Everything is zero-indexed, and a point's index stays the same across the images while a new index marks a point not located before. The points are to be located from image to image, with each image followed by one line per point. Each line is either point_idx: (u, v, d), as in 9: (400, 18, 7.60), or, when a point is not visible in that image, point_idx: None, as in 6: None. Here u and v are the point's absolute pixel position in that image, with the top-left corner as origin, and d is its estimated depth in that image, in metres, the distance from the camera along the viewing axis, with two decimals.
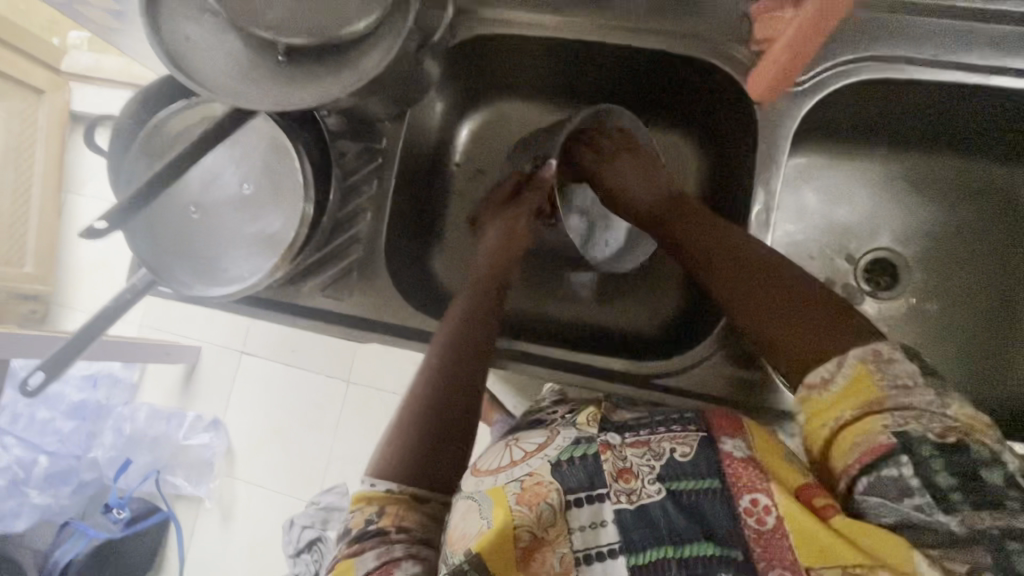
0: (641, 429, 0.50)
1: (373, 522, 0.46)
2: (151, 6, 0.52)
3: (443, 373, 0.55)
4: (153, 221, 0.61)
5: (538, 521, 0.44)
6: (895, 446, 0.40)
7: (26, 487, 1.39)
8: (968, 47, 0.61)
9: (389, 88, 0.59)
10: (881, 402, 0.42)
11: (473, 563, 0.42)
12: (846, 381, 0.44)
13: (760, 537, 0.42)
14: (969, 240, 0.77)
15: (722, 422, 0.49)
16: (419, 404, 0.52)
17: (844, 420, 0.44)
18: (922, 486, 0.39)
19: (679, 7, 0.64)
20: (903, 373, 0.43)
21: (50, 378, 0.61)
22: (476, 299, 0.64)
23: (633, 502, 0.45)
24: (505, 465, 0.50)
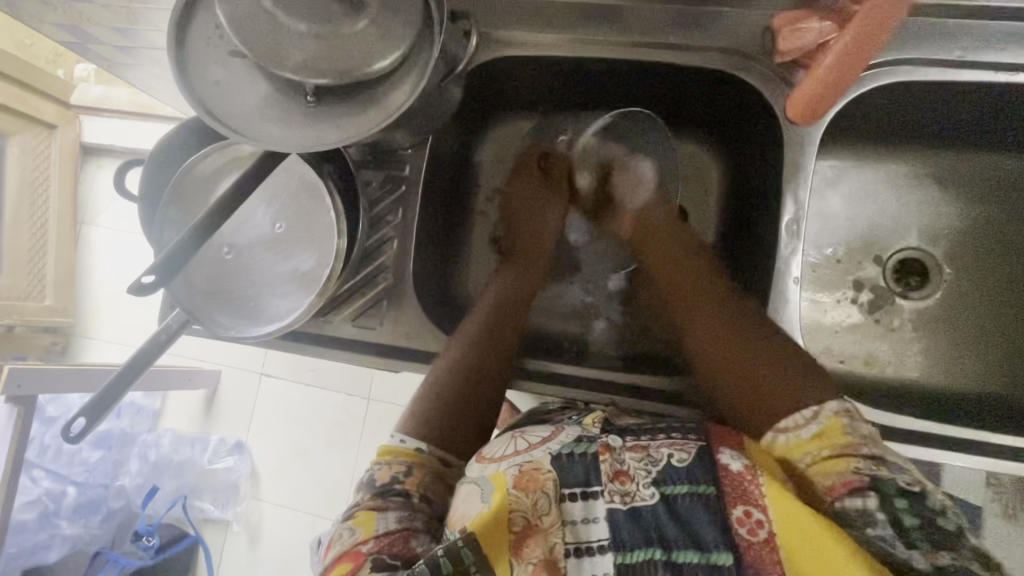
0: (642, 434, 0.49)
1: (399, 480, 0.51)
2: (180, 53, 0.53)
3: (475, 359, 0.63)
4: (189, 267, 0.62)
5: (533, 507, 0.43)
6: (867, 483, 0.41)
7: (57, 518, 1.39)
8: (996, 44, 0.60)
9: (411, 118, 0.60)
10: (855, 447, 0.44)
11: (465, 539, 0.41)
12: (822, 423, 0.47)
13: (751, 548, 0.40)
14: (1000, 237, 0.76)
15: (722, 434, 0.47)
16: (452, 384, 0.61)
17: (816, 457, 0.45)
18: (886, 520, 0.40)
19: (696, 20, 0.63)
20: (866, 431, 0.45)
21: (89, 424, 0.60)
22: (502, 303, 0.70)
23: (626, 504, 0.44)
24: (509, 455, 0.48)
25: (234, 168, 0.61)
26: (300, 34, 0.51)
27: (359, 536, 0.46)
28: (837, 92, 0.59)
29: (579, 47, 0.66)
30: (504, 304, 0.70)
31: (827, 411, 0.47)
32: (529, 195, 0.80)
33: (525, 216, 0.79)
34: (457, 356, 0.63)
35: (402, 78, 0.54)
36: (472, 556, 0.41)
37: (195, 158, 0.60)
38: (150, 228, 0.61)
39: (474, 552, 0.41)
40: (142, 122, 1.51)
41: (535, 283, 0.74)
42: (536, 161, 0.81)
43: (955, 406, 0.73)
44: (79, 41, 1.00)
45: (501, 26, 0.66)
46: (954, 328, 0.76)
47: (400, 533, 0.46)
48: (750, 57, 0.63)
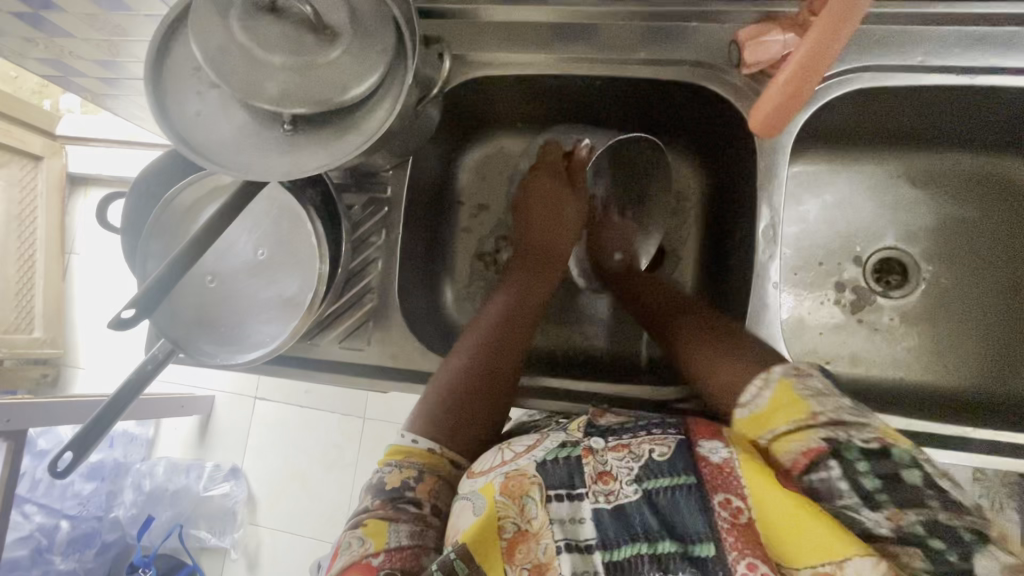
0: (622, 431, 0.48)
1: (411, 486, 0.51)
2: (157, 91, 0.53)
3: (485, 354, 0.61)
4: (174, 297, 0.63)
5: (522, 513, 0.44)
6: (825, 450, 0.41)
7: (49, 555, 1.35)
8: (957, 49, 0.62)
9: (389, 142, 0.60)
10: (813, 417, 0.43)
11: (459, 552, 0.43)
12: (775, 398, 0.45)
13: (733, 528, 0.40)
14: (973, 233, 0.78)
15: (701, 427, 0.46)
16: (462, 376, 0.59)
17: (779, 434, 0.44)
18: (849, 487, 0.39)
19: (665, 36, 0.65)
20: (830, 398, 0.44)
21: (78, 458, 0.59)
22: (512, 311, 0.67)
23: (611, 502, 0.44)
24: (497, 465, 0.48)
25: (214, 198, 0.62)
26: (275, 67, 0.52)
27: (370, 548, 0.46)
28: (799, 103, 0.58)
29: (552, 65, 0.67)
30: (513, 309, 0.67)
31: (774, 376, 0.47)
32: (540, 195, 0.78)
33: (539, 221, 0.77)
34: (468, 355, 0.61)
35: (377, 102, 0.55)
36: (464, 566, 0.42)
37: (175, 191, 0.61)
38: (135, 259, 0.62)
39: (466, 560, 0.43)
40: (127, 151, 1.51)
41: (545, 289, 0.72)
42: (546, 168, 0.79)
43: (940, 402, 0.74)
44: (64, 75, 1.01)
45: (475, 49, 0.68)
46: (937, 325, 0.77)
47: (412, 550, 0.46)
48: (718, 69, 0.64)
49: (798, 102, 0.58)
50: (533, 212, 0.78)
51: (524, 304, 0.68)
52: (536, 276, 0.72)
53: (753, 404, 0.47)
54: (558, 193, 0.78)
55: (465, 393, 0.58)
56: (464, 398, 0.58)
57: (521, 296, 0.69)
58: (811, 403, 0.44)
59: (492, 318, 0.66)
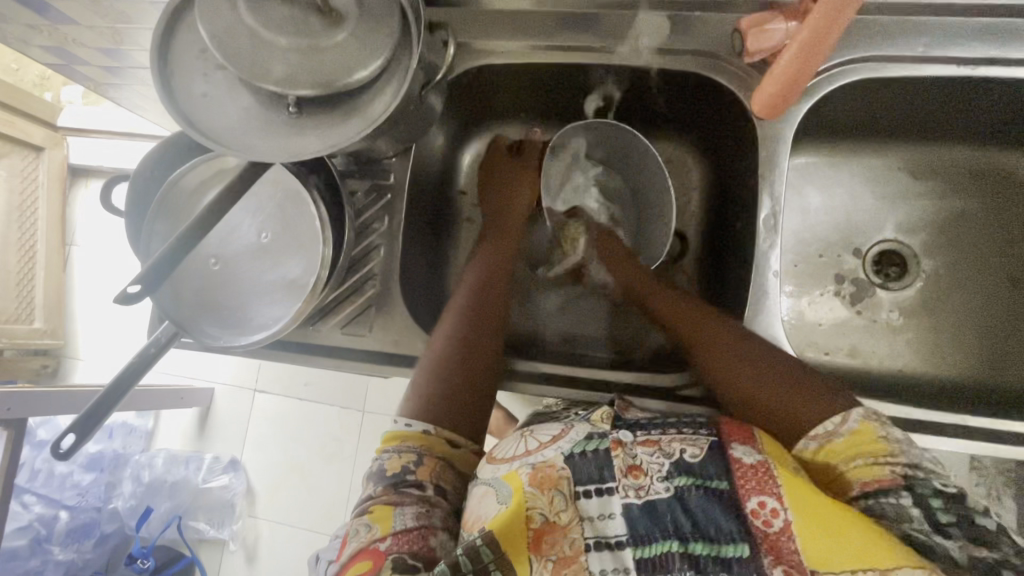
0: (652, 430, 0.50)
1: (411, 472, 0.50)
2: (163, 72, 0.54)
3: (462, 333, 0.63)
4: (178, 280, 0.63)
5: (550, 505, 0.43)
6: (899, 484, 0.43)
7: (48, 545, 1.35)
8: (957, 40, 0.62)
9: (393, 128, 0.61)
10: (892, 454, 0.44)
11: (485, 538, 0.42)
12: (850, 432, 0.47)
13: (767, 537, 0.41)
14: (972, 226, 0.78)
15: (732, 429, 0.49)
16: (444, 357, 0.61)
17: (852, 465, 0.45)
18: (922, 516, 0.41)
19: (668, 25, 0.65)
20: (901, 436, 0.46)
21: (80, 441, 0.59)
22: (483, 287, 0.69)
23: (641, 498, 0.44)
24: (520, 454, 0.49)
25: (219, 180, 0.62)
26: (281, 48, 0.52)
27: (376, 533, 0.46)
28: (801, 86, 0.60)
29: (554, 54, 0.68)
30: (484, 281, 0.70)
31: (855, 415, 0.48)
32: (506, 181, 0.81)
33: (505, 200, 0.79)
34: (448, 337, 0.63)
35: (382, 86, 0.55)
36: (491, 553, 0.42)
37: (180, 172, 0.61)
38: (139, 242, 0.62)
39: (493, 548, 0.42)
40: (129, 142, 1.51)
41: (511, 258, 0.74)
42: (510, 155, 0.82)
43: (937, 393, 0.74)
44: (66, 63, 1.01)
45: (479, 38, 0.68)
46: (935, 317, 0.78)
47: (418, 531, 0.46)
48: (720, 58, 0.65)
49: (800, 87, 0.60)
50: (507, 200, 0.79)
51: (492, 274, 0.71)
52: (503, 246, 0.75)
53: (827, 434, 0.48)
54: (523, 171, 0.80)
55: (451, 372, 0.59)
56: (449, 377, 0.59)
57: (490, 267, 0.72)
58: (886, 446, 0.45)
59: (468, 291, 0.68)
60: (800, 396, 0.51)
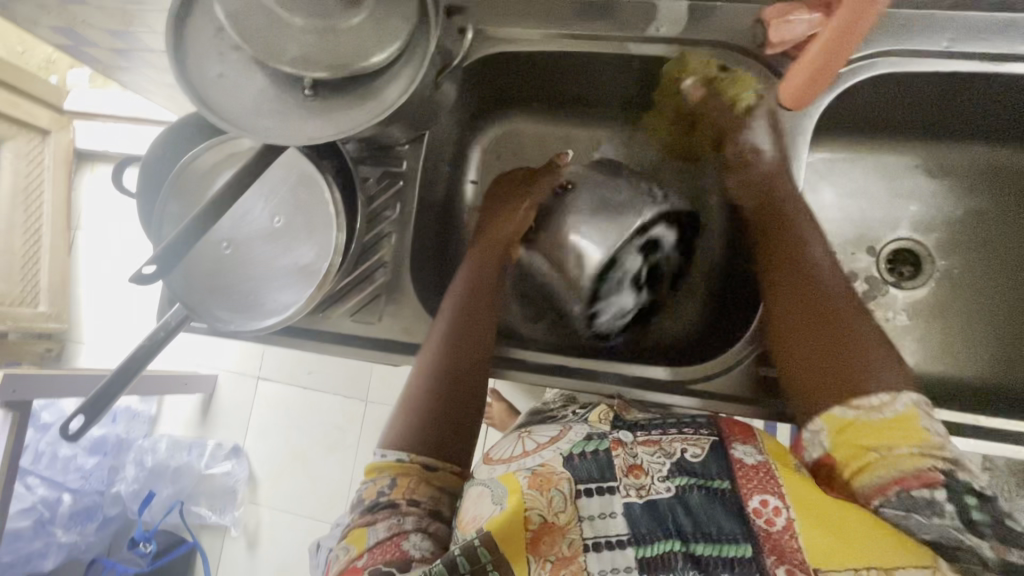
0: (653, 430, 0.51)
1: (385, 492, 0.50)
2: (178, 49, 0.53)
3: (446, 348, 0.61)
4: (188, 263, 0.62)
5: (550, 505, 0.42)
6: (941, 480, 0.41)
7: (52, 526, 1.36)
8: (983, 36, 0.61)
9: (407, 114, 0.60)
10: (934, 446, 0.42)
11: (483, 540, 0.40)
12: (896, 414, 0.44)
13: (770, 537, 0.41)
14: (988, 226, 0.78)
15: (733, 429, 0.50)
16: (425, 377, 0.59)
17: (889, 452, 0.43)
18: (956, 512, 0.40)
19: (689, 16, 0.64)
20: (944, 429, 0.44)
21: (88, 423, 0.59)
22: (469, 294, 0.66)
23: (642, 496, 0.44)
24: (517, 455, 0.50)
25: (232, 163, 0.61)
26: (297, 29, 0.52)
27: (353, 553, 0.46)
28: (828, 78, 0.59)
29: (572, 42, 0.67)
30: (467, 297, 0.65)
31: (904, 399, 0.45)
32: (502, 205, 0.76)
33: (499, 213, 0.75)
34: (430, 354, 0.61)
35: (398, 71, 0.54)
36: (489, 555, 0.41)
37: (193, 155, 0.60)
38: (151, 225, 0.61)
39: (490, 549, 0.41)
40: (136, 127, 1.50)
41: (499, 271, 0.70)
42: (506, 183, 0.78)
43: (948, 393, 0.74)
44: (75, 45, 1.00)
45: (497, 25, 0.67)
46: (948, 317, 0.77)
47: (391, 540, 0.46)
48: (740, 49, 0.64)
49: (827, 79, 0.59)
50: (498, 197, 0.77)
51: (476, 290, 0.66)
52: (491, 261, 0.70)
53: (871, 413, 0.45)
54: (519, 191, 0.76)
55: (430, 394, 0.58)
56: (428, 399, 0.57)
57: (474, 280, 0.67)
58: (932, 437, 0.43)
59: (452, 308, 0.64)
60: (858, 366, 0.48)
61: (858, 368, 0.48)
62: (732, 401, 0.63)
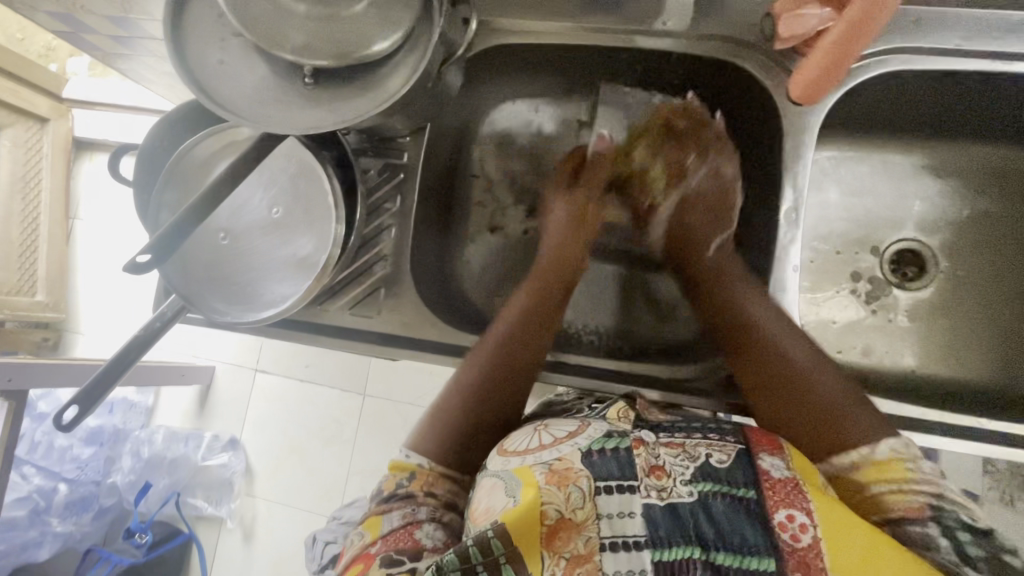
0: (675, 432, 0.50)
1: (403, 485, 0.53)
2: (177, 35, 0.52)
3: (491, 370, 0.60)
4: (185, 252, 0.62)
5: (567, 501, 0.42)
6: (926, 515, 0.43)
7: (47, 516, 1.35)
8: (994, 34, 0.60)
9: (409, 105, 0.59)
10: (915, 481, 0.45)
11: (497, 531, 0.40)
12: (877, 460, 0.47)
13: (795, 552, 0.41)
14: (993, 227, 0.77)
15: (762, 439, 0.48)
16: (465, 394, 0.59)
17: (878, 491, 0.46)
18: (949, 545, 0.41)
19: (697, 9, 0.63)
20: (930, 466, 0.46)
21: (82, 413, 0.59)
22: (521, 318, 0.64)
23: (663, 499, 0.44)
24: (533, 447, 0.49)
25: (232, 151, 0.60)
26: (299, 17, 0.51)
27: (367, 539, 0.48)
28: (839, 74, 0.58)
29: (578, 35, 0.66)
30: (519, 337, 0.63)
31: (883, 445, 0.47)
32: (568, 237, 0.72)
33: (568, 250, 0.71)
34: (473, 371, 0.61)
35: (401, 60, 0.53)
36: (502, 547, 0.40)
37: (192, 142, 0.59)
38: (148, 213, 0.60)
39: (505, 543, 0.40)
40: (135, 116, 1.48)
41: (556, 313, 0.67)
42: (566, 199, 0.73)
43: (949, 394, 0.73)
44: (73, 31, 0.99)
45: (501, 16, 0.67)
46: (951, 319, 0.76)
47: (404, 529, 0.48)
48: (747, 44, 0.63)
49: (841, 71, 0.58)
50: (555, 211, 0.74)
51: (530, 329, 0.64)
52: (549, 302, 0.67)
53: (853, 456, 0.48)
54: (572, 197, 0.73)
55: (465, 413, 0.58)
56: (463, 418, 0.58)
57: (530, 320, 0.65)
58: (913, 472, 0.45)
59: (496, 344, 0.62)
60: (830, 424, 0.51)
61: (834, 425, 0.51)
62: (734, 400, 0.63)
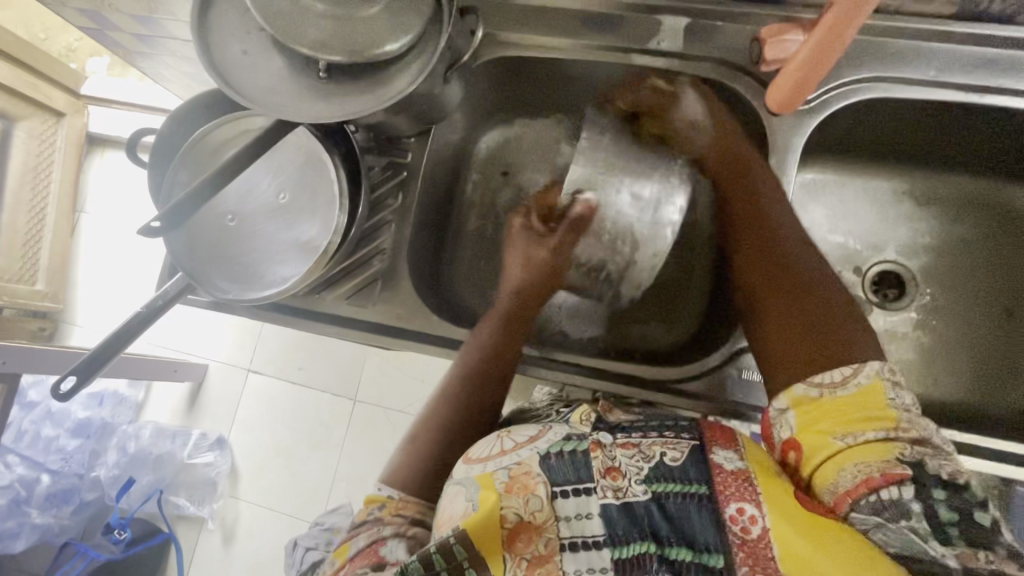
0: (632, 432, 0.50)
1: (374, 513, 0.54)
2: (204, 26, 0.56)
3: (457, 402, 0.62)
4: (192, 234, 0.64)
5: (525, 506, 0.44)
6: (907, 476, 0.42)
7: (26, 507, 1.35)
8: (967, 68, 0.64)
9: (414, 105, 0.63)
10: (900, 428, 0.44)
11: (457, 536, 0.42)
12: (861, 387, 0.46)
13: (744, 545, 0.41)
14: (970, 254, 0.80)
15: (715, 434, 0.49)
16: (434, 424, 0.61)
17: (859, 439, 0.45)
18: (922, 513, 0.41)
19: (690, 35, 0.68)
20: (909, 402, 0.46)
21: (79, 383, 0.60)
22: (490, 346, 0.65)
23: (619, 498, 0.45)
24: (494, 455, 0.50)
25: (241, 140, 0.63)
26: (318, 15, 0.55)
27: (336, 564, 0.49)
28: (814, 81, 0.61)
29: (578, 51, 0.70)
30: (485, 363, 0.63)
31: (869, 371, 0.47)
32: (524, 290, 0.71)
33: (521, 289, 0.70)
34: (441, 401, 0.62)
35: (409, 61, 0.57)
36: (463, 551, 0.42)
37: (206, 130, 0.63)
38: (161, 193, 0.64)
39: (466, 547, 0.42)
40: (151, 115, 1.52)
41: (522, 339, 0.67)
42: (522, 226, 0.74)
43: (931, 413, 0.75)
44: (100, 29, 1.03)
45: (509, 30, 0.71)
46: (930, 341, 0.79)
47: (370, 548, 0.49)
48: (737, 67, 0.67)
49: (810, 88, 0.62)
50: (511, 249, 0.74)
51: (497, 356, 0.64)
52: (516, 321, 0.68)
53: (834, 387, 0.47)
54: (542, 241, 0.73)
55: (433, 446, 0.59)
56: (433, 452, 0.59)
57: (488, 355, 0.64)
58: (897, 418, 0.45)
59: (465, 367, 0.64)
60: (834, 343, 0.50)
61: (825, 336, 0.50)
62: (710, 403, 0.65)
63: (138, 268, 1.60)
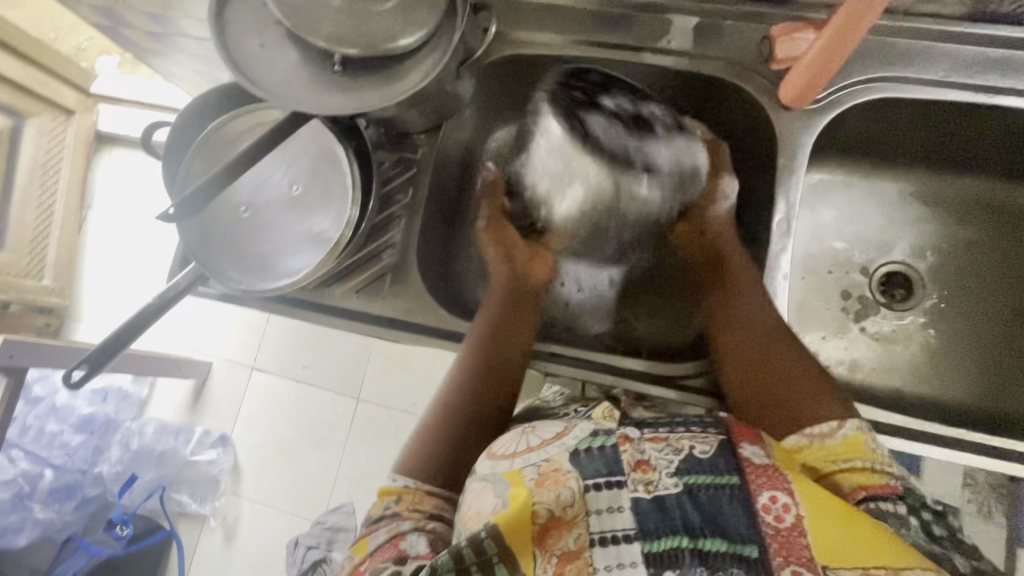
0: (659, 427, 0.51)
1: (390, 508, 0.53)
2: (220, 19, 0.56)
3: (462, 406, 0.62)
4: (206, 224, 0.65)
5: (557, 500, 0.42)
6: (898, 492, 0.46)
7: (30, 502, 1.35)
8: (975, 70, 0.65)
9: (427, 101, 0.63)
10: (881, 462, 0.48)
11: (491, 532, 0.40)
12: (845, 436, 0.50)
13: (778, 534, 0.41)
14: (977, 257, 0.80)
15: (743, 430, 0.50)
16: (441, 427, 0.60)
17: (849, 466, 0.49)
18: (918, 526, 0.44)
19: (699, 35, 0.69)
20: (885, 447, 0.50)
21: (90, 372, 0.60)
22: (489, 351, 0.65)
23: (650, 492, 0.45)
24: (521, 451, 0.50)
25: (254, 133, 0.64)
26: (332, 9, 0.55)
27: (354, 560, 0.48)
28: (827, 76, 0.62)
29: (588, 50, 0.71)
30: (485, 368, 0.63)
31: (851, 424, 0.51)
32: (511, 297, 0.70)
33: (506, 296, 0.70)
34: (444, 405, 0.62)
35: (422, 57, 0.57)
36: (495, 547, 0.40)
37: (222, 121, 0.63)
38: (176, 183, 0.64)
39: (497, 541, 0.40)
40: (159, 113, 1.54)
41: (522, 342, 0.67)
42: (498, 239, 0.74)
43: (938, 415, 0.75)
44: (112, 25, 1.04)
45: (519, 29, 0.72)
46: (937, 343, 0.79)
47: (390, 543, 0.48)
48: (747, 67, 0.68)
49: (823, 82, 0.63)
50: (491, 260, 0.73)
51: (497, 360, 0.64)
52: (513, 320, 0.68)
53: (821, 433, 0.51)
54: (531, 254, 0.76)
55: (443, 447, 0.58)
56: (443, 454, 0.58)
57: (487, 361, 0.64)
58: (877, 454, 0.49)
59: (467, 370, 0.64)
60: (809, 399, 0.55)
61: (799, 396, 0.55)
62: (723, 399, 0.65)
63: (145, 265, 1.61)
